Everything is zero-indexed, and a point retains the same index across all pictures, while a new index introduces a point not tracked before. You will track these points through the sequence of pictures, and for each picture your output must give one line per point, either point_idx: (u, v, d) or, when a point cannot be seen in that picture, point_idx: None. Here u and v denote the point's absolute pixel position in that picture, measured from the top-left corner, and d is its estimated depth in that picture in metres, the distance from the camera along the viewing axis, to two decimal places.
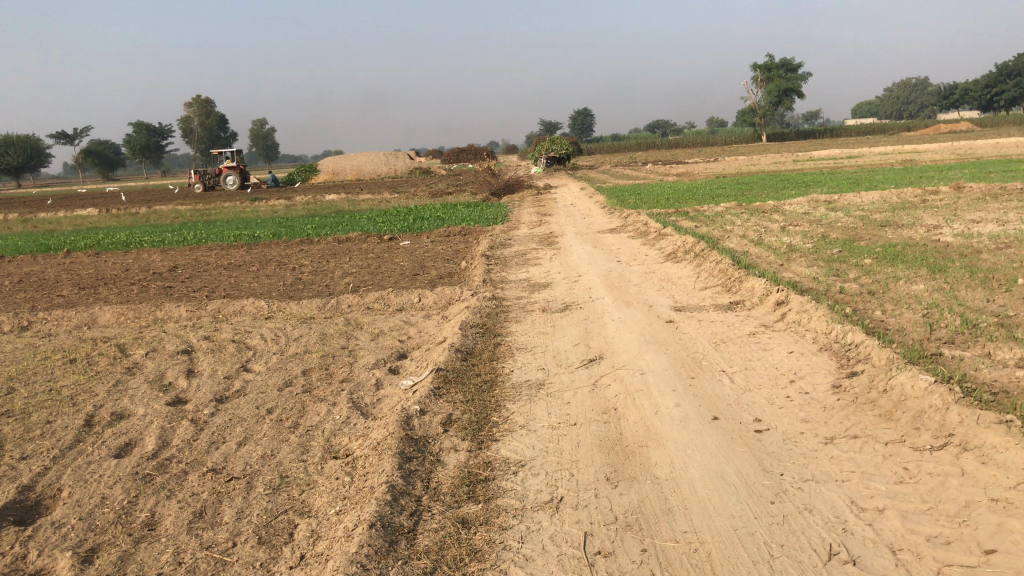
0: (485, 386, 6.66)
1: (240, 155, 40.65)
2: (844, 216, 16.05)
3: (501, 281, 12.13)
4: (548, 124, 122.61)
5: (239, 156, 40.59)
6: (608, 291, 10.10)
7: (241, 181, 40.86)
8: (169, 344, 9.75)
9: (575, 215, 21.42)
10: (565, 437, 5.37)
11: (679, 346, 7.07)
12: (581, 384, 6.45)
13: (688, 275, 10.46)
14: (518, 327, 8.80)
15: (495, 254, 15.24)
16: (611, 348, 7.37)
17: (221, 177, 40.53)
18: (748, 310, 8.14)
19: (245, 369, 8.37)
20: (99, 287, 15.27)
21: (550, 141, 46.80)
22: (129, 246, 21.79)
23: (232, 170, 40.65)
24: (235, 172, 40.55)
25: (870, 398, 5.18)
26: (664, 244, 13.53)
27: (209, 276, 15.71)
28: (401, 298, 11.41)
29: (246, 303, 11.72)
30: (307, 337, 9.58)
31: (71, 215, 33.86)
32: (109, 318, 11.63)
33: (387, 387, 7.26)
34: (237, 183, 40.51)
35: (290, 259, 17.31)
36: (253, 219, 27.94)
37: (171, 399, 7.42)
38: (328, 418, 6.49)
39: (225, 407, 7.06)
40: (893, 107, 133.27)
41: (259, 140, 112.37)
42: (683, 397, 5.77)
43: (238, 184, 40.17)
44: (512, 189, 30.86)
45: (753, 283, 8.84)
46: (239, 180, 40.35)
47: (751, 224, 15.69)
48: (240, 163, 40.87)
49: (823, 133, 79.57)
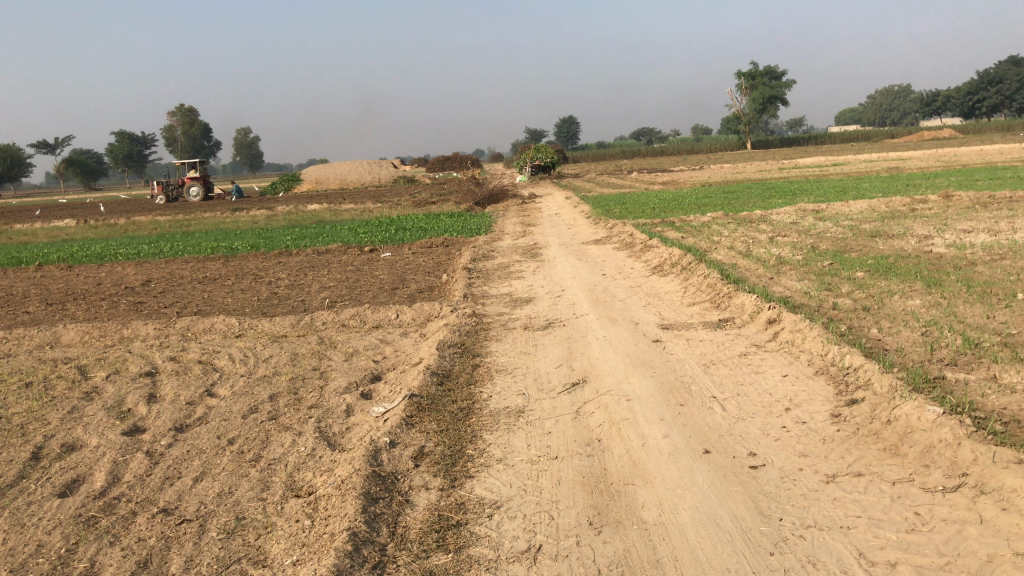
0: (461, 414, 6.26)
1: (203, 166, 40.03)
2: (833, 226, 15.76)
3: (482, 295, 11.74)
4: (533, 133, 122.70)
5: (202, 167, 39.95)
6: (592, 307, 9.73)
7: (206, 192, 40.24)
8: (132, 365, 9.30)
9: (560, 225, 21.05)
10: (545, 474, 4.97)
11: (666, 369, 6.69)
12: (563, 411, 6.06)
13: (675, 290, 10.11)
14: (498, 346, 8.40)
15: (477, 266, 14.87)
16: (595, 370, 6.99)
17: (186, 187, 39.93)
18: (737, 329, 7.78)
19: (210, 394, 7.93)
20: (68, 302, 14.76)
21: (535, 149, 46.53)
22: (104, 258, 21.26)
23: (196, 181, 40.04)
24: (199, 183, 39.96)
25: (873, 429, 4.82)
26: (650, 256, 13.18)
27: (182, 291, 15.25)
28: (378, 315, 10.99)
29: (217, 320, 11.28)
30: (278, 357, 9.14)
31: (47, 226, 33.20)
32: (74, 337, 11.15)
33: (358, 415, 6.84)
34: (200, 194, 39.91)
35: (267, 272, 16.85)
36: (233, 230, 27.44)
37: (127, 427, 6.97)
38: (292, 451, 6.06)
39: (184, 437, 6.61)
40: (877, 114, 133.99)
41: (244, 150, 111.69)
42: (672, 426, 5.39)
43: (200, 197, 39.51)
44: (496, 199, 30.55)
45: (743, 300, 8.48)
46: (203, 192, 39.71)
47: (739, 234, 15.38)
48: (205, 174, 40.22)
49: (808, 141, 79.83)
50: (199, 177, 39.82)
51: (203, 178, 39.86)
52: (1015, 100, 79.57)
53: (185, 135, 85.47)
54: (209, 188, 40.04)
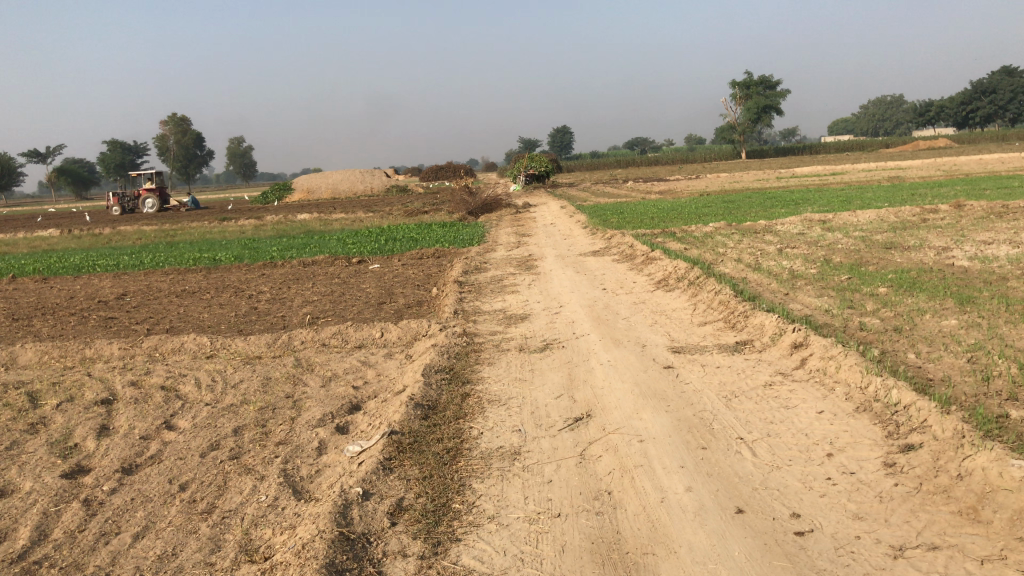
0: (446, 456, 5.42)
1: (159, 178, 39.11)
2: (843, 237, 14.99)
3: (474, 311, 10.93)
4: (528, 143, 122.23)
5: (158, 179, 39.09)
6: (593, 326, 8.91)
7: (161, 204, 39.39)
8: (89, 391, 8.43)
9: (555, 237, 20.22)
10: (545, 537, 4.16)
11: (682, 403, 5.85)
12: (566, 454, 5.24)
13: (684, 307, 9.32)
14: (491, 371, 7.58)
15: (468, 279, 14.07)
16: (601, 402, 6.16)
17: (141, 199, 39.10)
18: (757, 354, 6.96)
19: (168, 426, 7.07)
20: (36, 317, 13.89)
21: (529, 158, 45.82)
22: (81, 270, 20.37)
23: (151, 193, 39.25)
24: (155, 194, 39.25)
25: (941, 486, 4.05)
26: (653, 269, 12.40)
27: (157, 305, 14.39)
28: (362, 334, 10.17)
29: (187, 338, 10.43)
30: (249, 383, 8.29)
31: (30, 236, 32.31)
32: (31, 357, 10.28)
33: (330, 455, 6.00)
34: (156, 206, 39.15)
35: (249, 285, 16.01)
36: (219, 240, 26.63)
37: (68, 467, 6.11)
38: (251, 501, 5.22)
39: (131, 481, 5.76)
40: (870, 124, 133.81)
41: (237, 159, 110.68)
42: (695, 476, 4.60)
43: (155, 208, 38.85)
44: (490, 208, 29.81)
45: (762, 320, 7.68)
46: (158, 203, 38.91)
47: (745, 246, 14.60)
48: (161, 185, 39.30)
49: (803, 150, 79.50)
50: (155, 188, 38.93)
51: (157, 190, 39.08)
52: (1008, 109, 79.25)
53: (174, 144, 84.57)
54: (165, 200, 39.19)
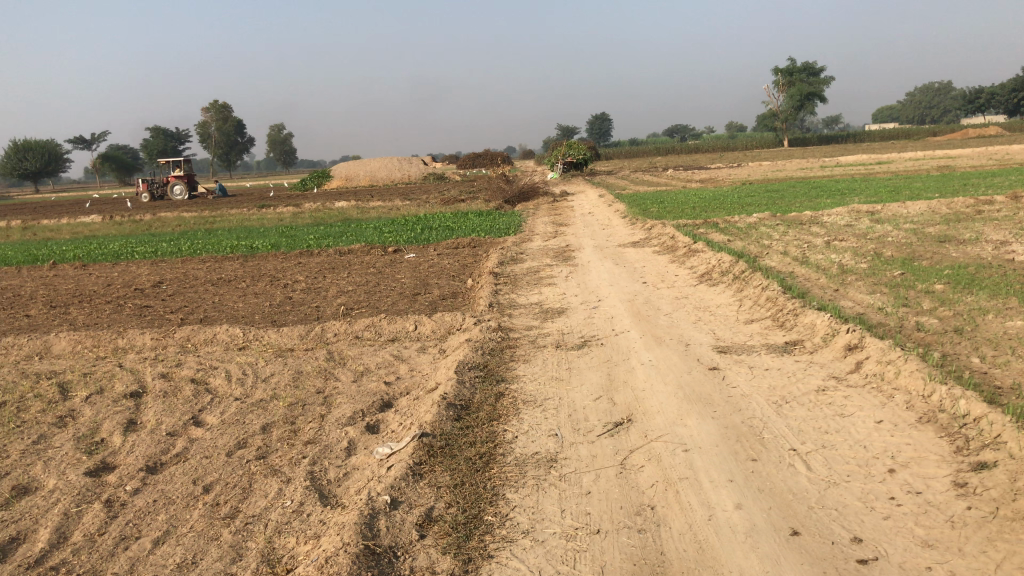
0: (478, 462, 5.16)
1: (187, 165, 39.34)
2: (893, 229, 14.44)
3: (510, 304, 10.66)
4: (566, 130, 121.36)
5: (186, 165, 39.34)
6: (633, 322, 8.58)
7: (190, 191, 39.63)
8: (119, 383, 8.30)
9: (594, 226, 19.85)
10: (584, 556, 3.88)
11: (729, 409, 5.53)
12: (605, 462, 4.94)
13: (728, 303, 8.95)
14: (527, 369, 7.30)
15: (504, 270, 13.79)
16: (642, 406, 5.85)
17: (169, 186, 39.35)
18: (808, 356, 6.60)
19: (196, 422, 6.90)
20: (73, 305, 13.88)
21: (567, 146, 45.34)
22: (120, 257, 20.43)
23: (179, 179, 39.49)
24: (183, 181, 39.50)
25: (1020, 513, 3.73)
26: (695, 262, 12.01)
27: (192, 294, 14.32)
28: (395, 327, 9.95)
29: (219, 329, 10.29)
30: (279, 377, 8.10)
31: (73, 222, 32.67)
32: (65, 346, 10.21)
33: (359, 456, 5.76)
34: (185, 193, 39.41)
35: (284, 274, 15.90)
36: (257, 227, 26.62)
37: (92, 464, 5.94)
38: (275, 506, 5.00)
39: (154, 481, 5.58)
40: (917, 112, 130.75)
41: (277, 146, 111.48)
42: (744, 491, 4.29)
43: (183, 195, 39.10)
44: (527, 196, 29.46)
45: (813, 319, 7.29)
46: (186, 190, 39.14)
47: (791, 238, 14.13)
48: (189, 172, 39.55)
49: (847, 138, 77.84)
50: (183, 175, 39.19)
51: (187, 177, 39.28)
52: None
53: (215, 131, 85.25)
54: (192, 187, 39.37)
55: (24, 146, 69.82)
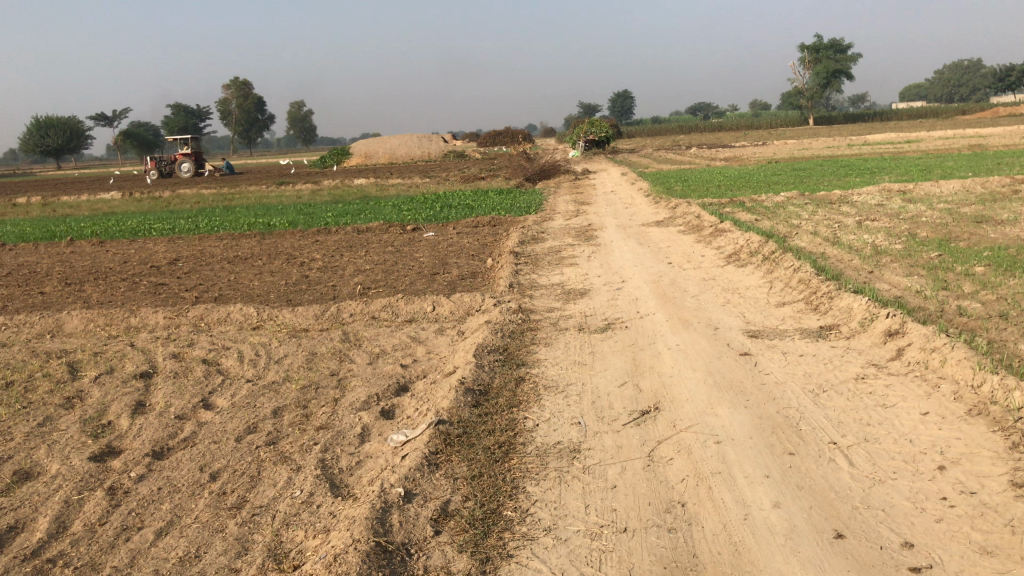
0: (497, 452, 4.89)
1: (195, 143, 39.28)
2: (927, 209, 13.98)
3: (531, 285, 10.38)
4: (587, 108, 120.37)
5: (196, 143, 39.21)
6: (659, 304, 8.27)
7: (197, 168, 39.55)
8: (129, 363, 8.09)
9: (616, 205, 19.49)
10: (611, 557, 3.61)
11: (762, 398, 5.23)
12: (631, 454, 4.66)
13: (758, 285, 8.61)
14: (549, 353, 7.02)
15: (525, 250, 13.50)
16: (670, 393, 5.56)
17: (177, 163, 39.30)
18: (845, 342, 6.26)
19: (206, 405, 6.68)
20: (88, 282, 13.74)
21: (589, 123, 44.80)
22: (137, 234, 20.29)
23: (187, 157, 39.37)
24: (191, 158, 39.39)
25: None
26: (721, 242, 11.66)
27: (208, 271, 14.13)
28: (413, 307, 9.70)
29: (233, 309, 10.08)
30: (292, 358, 7.87)
31: (93, 198, 32.62)
32: (77, 325, 10.05)
33: (372, 444, 5.51)
34: (192, 170, 39.31)
35: (301, 252, 15.67)
36: (275, 204, 26.42)
37: (97, 449, 5.74)
38: (284, 496, 4.76)
39: (160, 467, 5.36)
40: (945, 90, 128.43)
41: (298, 124, 111.39)
42: (783, 488, 4.00)
43: (191, 172, 39.06)
44: (548, 174, 29.09)
45: (849, 303, 6.94)
46: (194, 167, 39.02)
47: (820, 218, 13.71)
48: (197, 149, 39.41)
49: (873, 117, 76.58)
50: (192, 153, 39.09)
51: (195, 154, 39.23)
52: None
53: (236, 108, 85.16)
54: (200, 165, 39.43)
55: (46, 122, 70.07)
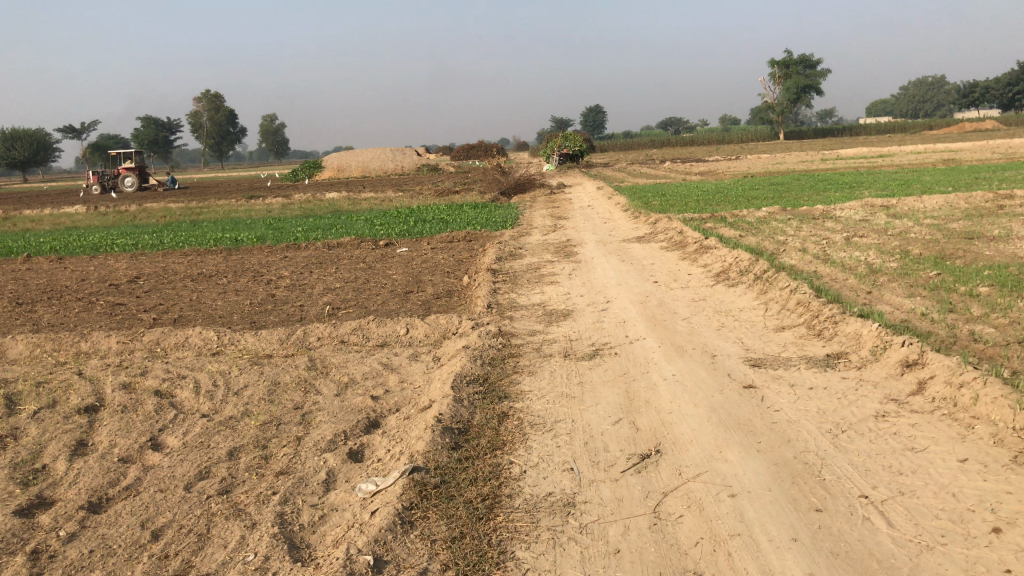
0: (480, 507, 4.28)
1: (138, 156, 38.42)
2: (915, 224, 13.62)
3: (510, 305, 9.81)
4: (560, 122, 120.69)
5: (136, 157, 38.35)
6: (649, 327, 7.72)
7: (140, 182, 38.63)
8: (74, 395, 7.39)
9: (594, 220, 19.00)
10: None
11: (777, 441, 4.68)
12: (635, 510, 4.08)
13: (753, 307, 8.11)
14: (534, 383, 6.44)
15: (503, 266, 12.93)
16: (672, 434, 5.00)
17: (120, 178, 38.30)
18: (857, 372, 5.74)
19: (155, 445, 6.02)
20: (41, 302, 12.96)
21: (563, 137, 44.45)
22: (98, 250, 19.48)
23: (130, 171, 38.38)
24: (133, 173, 38.64)
25: None
26: (708, 259, 11.17)
27: (169, 290, 13.41)
28: (385, 329, 9.09)
29: (192, 332, 9.42)
30: (253, 389, 7.22)
31: (53, 212, 31.59)
32: (22, 350, 9.32)
33: (339, 493, 4.89)
34: (134, 185, 38.60)
35: (269, 268, 14.99)
36: (243, 219, 25.66)
37: (24, 501, 5.08)
38: (234, 561, 4.12)
39: (97, 524, 4.71)
40: (910, 107, 129.89)
41: (271, 137, 110.11)
42: (815, 557, 3.44)
43: (133, 187, 38.04)
44: (523, 188, 28.58)
45: (859, 329, 6.44)
46: (137, 182, 38.12)
47: (807, 234, 13.29)
48: (139, 165, 38.53)
49: (844, 131, 77.09)
50: (132, 167, 38.14)
51: (138, 168, 38.30)
52: None
53: (205, 120, 83.95)
54: (143, 180, 38.59)
55: (10, 135, 68.56)
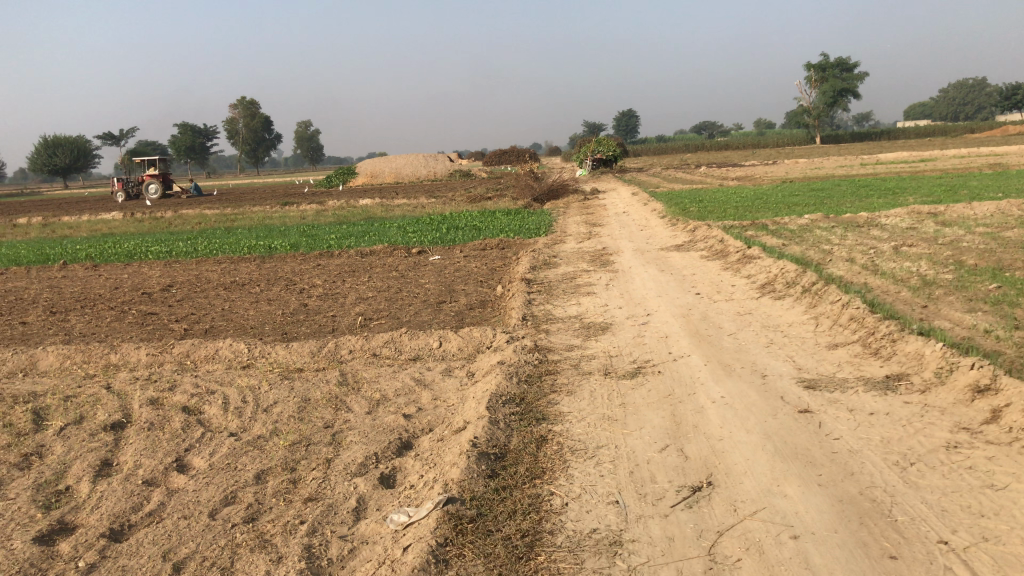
0: (520, 546, 3.99)
1: (160, 164, 38.56)
2: (965, 232, 13.13)
3: (546, 317, 9.52)
4: (593, 127, 120.11)
5: (160, 165, 38.49)
6: (693, 343, 7.38)
7: (164, 189, 38.58)
8: (102, 410, 7.22)
9: (630, 227, 18.65)
10: None
11: (839, 474, 4.34)
12: (688, 551, 3.77)
13: (803, 322, 7.74)
14: (573, 403, 6.13)
15: (538, 276, 12.65)
16: (724, 464, 4.66)
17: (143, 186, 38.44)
18: (921, 396, 5.37)
19: (181, 467, 5.80)
20: (74, 311, 12.89)
21: (596, 142, 44.05)
22: (132, 257, 19.47)
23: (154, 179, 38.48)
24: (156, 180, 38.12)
25: None
26: (751, 270, 10.79)
27: (202, 299, 13.28)
28: (418, 342, 8.83)
29: (222, 344, 9.22)
30: (283, 406, 6.99)
31: (91, 219, 31.84)
32: (52, 362, 9.19)
33: (370, 523, 4.63)
34: (159, 193, 37.80)
35: (302, 277, 14.84)
36: (277, 226, 25.62)
37: (45, 526, 4.88)
38: None
39: (117, 555, 4.49)
40: (950, 110, 127.51)
41: (305, 144, 110.76)
42: None
43: (157, 194, 37.49)
44: (556, 194, 28.27)
45: (921, 348, 6.05)
46: (160, 189, 37.79)
47: (853, 242, 12.85)
48: (163, 172, 38.71)
49: (883, 135, 75.76)
50: (156, 174, 38.28)
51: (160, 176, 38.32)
52: None
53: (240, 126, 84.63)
54: (166, 188, 38.80)
55: (52, 142, 69.63)
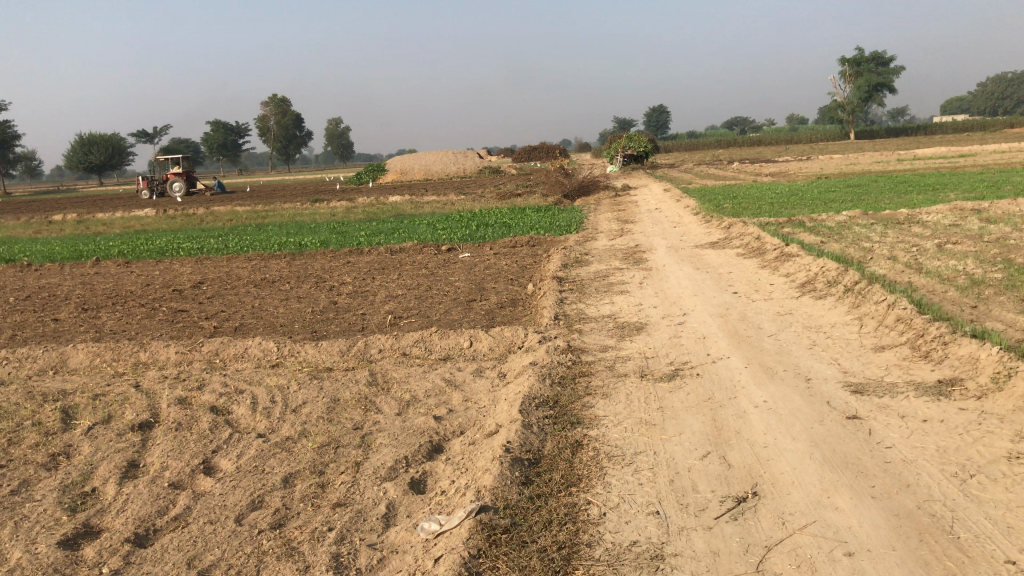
0: (555, 559, 3.80)
1: (185, 162, 38.90)
2: (1012, 229, 12.71)
3: (579, 316, 9.32)
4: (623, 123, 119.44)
5: (185, 162, 38.79)
6: (733, 345, 7.15)
7: (189, 187, 38.96)
8: (130, 409, 7.15)
9: (663, 224, 18.38)
10: None
11: (895, 486, 4.09)
12: (735, 567, 3.56)
13: (847, 323, 7.47)
14: (609, 406, 5.93)
15: (570, 273, 12.46)
16: (770, 473, 4.44)
17: (169, 183, 38.76)
18: (977, 403, 5.10)
19: (208, 470, 5.69)
20: (105, 308, 12.90)
21: (626, 138, 43.66)
22: (163, 254, 19.56)
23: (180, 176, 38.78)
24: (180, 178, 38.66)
25: None
26: (790, 268, 10.51)
27: (232, 296, 13.26)
28: (448, 341, 8.67)
29: (252, 342, 9.14)
30: (312, 406, 6.87)
31: (123, 216, 32.14)
32: (81, 359, 9.17)
33: (400, 531, 4.48)
34: (181, 189, 38.42)
35: (331, 274, 14.79)
36: (307, 223, 25.66)
37: (70, 530, 4.78)
38: None
39: (141, 561, 4.37)
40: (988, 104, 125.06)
41: (336, 141, 111.26)
42: None
43: (181, 192, 37.99)
44: (586, 190, 28.00)
45: (975, 352, 5.76)
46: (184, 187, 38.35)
47: (895, 240, 12.49)
48: (189, 168, 39.06)
49: (920, 130, 74.43)
50: (182, 172, 38.56)
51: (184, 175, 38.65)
52: None
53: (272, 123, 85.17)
54: (192, 185, 39.10)
55: (87, 139, 70.63)
